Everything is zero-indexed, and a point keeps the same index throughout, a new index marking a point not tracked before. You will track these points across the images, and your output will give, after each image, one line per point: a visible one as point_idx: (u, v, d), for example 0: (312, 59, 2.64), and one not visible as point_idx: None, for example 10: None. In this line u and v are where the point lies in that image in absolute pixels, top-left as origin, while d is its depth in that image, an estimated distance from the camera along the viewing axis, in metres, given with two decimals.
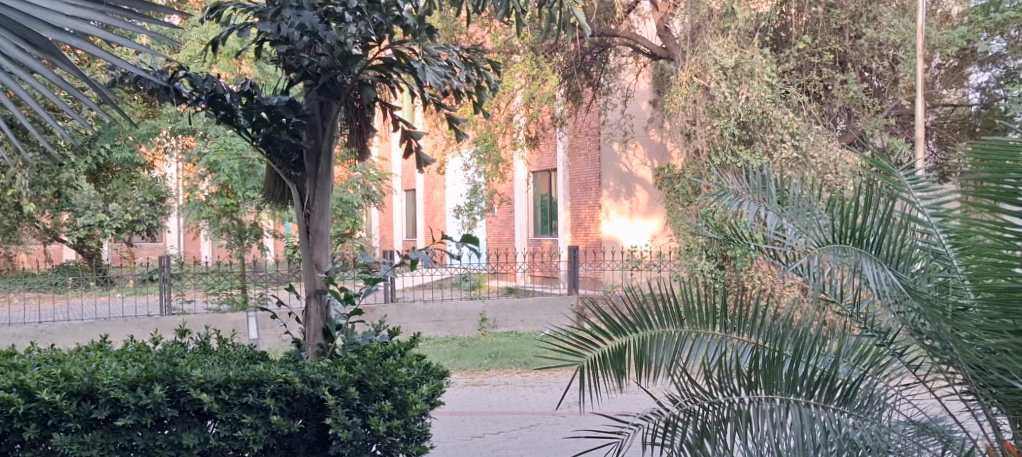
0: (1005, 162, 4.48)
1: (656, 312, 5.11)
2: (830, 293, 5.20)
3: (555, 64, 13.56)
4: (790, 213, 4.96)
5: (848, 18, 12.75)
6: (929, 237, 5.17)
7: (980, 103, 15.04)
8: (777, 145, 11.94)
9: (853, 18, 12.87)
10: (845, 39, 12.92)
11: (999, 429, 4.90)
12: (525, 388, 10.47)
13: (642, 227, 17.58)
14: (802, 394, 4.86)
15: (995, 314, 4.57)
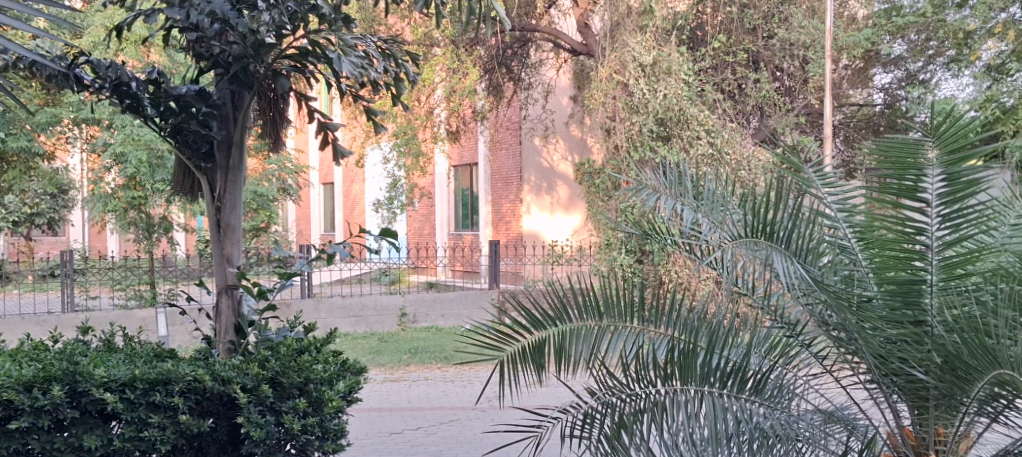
0: (906, 160, 4.79)
1: (576, 306, 5.15)
2: (742, 287, 5.31)
3: (476, 58, 13.43)
4: (704, 208, 5.05)
5: (760, 19, 13.22)
6: (835, 231, 5.27)
7: (883, 103, 15.47)
8: (693, 142, 12.01)
9: (765, 18, 13.33)
10: (758, 39, 13.32)
11: (899, 416, 5.10)
12: (445, 384, 10.44)
13: (563, 221, 17.77)
14: (716, 384, 4.94)
15: (897, 305, 4.91)
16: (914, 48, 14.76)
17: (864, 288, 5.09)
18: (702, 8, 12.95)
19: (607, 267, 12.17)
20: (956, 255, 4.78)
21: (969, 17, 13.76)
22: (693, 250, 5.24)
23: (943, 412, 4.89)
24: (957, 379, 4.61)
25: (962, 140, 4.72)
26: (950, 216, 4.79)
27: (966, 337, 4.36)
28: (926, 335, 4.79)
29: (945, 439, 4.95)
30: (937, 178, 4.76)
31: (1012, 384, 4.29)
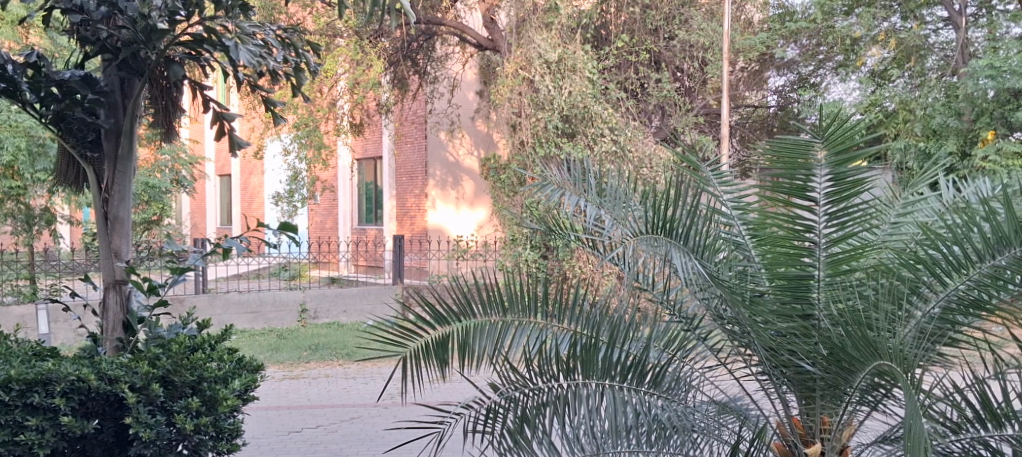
0: (797, 161, 4.76)
1: (480, 301, 5.06)
2: (643, 282, 5.37)
3: (381, 50, 13.31)
4: (607, 205, 5.07)
5: (661, 20, 13.55)
6: (730, 228, 5.25)
7: (777, 105, 16.10)
8: (596, 139, 12.12)
9: (666, 19, 13.66)
10: (660, 40, 13.64)
11: (788, 406, 5.24)
12: (346, 381, 10.31)
13: (468, 216, 17.51)
14: (616, 377, 5.03)
15: (787, 300, 4.98)
16: (806, 52, 15.49)
17: (757, 282, 5.13)
18: (607, 7, 13.17)
19: (512, 262, 12.23)
20: (842, 251, 4.83)
21: (855, 24, 14.35)
22: (596, 246, 5.22)
23: (828, 402, 5.07)
24: (840, 371, 4.80)
25: (849, 140, 4.69)
26: (836, 214, 4.83)
27: (849, 330, 4.50)
28: (813, 327, 4.91)
29: (830, 428, 5.13)
30: (824, 178, 4.77)
31: (892, 375, 4.41)
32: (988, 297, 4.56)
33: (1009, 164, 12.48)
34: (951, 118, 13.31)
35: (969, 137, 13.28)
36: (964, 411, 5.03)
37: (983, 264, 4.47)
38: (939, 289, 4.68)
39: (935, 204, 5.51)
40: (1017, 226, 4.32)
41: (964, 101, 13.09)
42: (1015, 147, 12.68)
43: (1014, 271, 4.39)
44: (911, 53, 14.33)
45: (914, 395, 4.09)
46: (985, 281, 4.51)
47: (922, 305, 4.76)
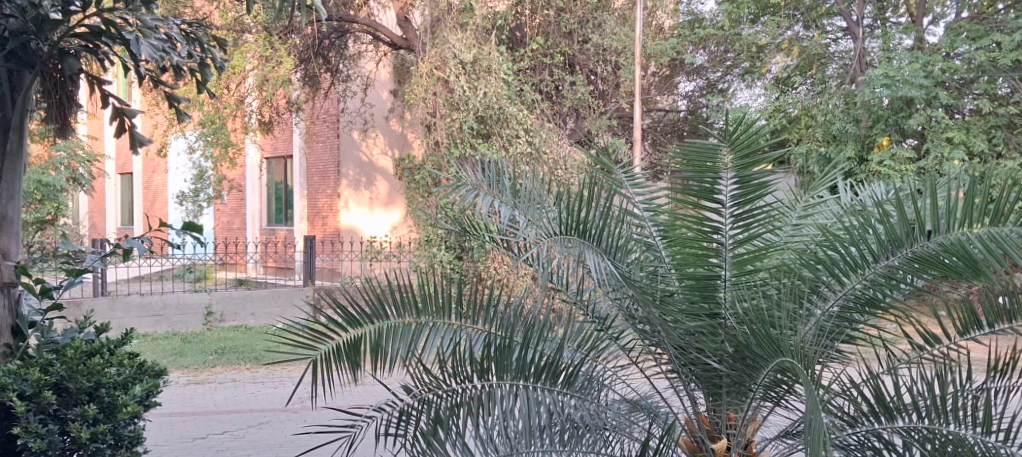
0: (705, 163, 4.67)
1: (393, 301, 4.91)
2: (557, 283, 5.36)
3: (290, 47, 13.15)
4: (522, 205, 5.01)
5: (576, 23, 13.69)
6: (643, 230, 5.19)
7: (687, 110, 16.66)
8: (512, 140, 12.13)
9: (580, 23, 13.82)
10: (573, 43, 13.84)
11: (695, 402, 5.17)
12: (254, 385, 10.07)
13: (382, 217, 17.21)
14: (529, 378, 4.90)
15: (695, 299, 4.94)
16: (713, 59, 15.90)
17: (667, 282, 5.06)
18: (522, 10, 13.24)
19: (427, 263, 12.13)
20: (747, 252, 4.81)
21: (760, 33, 15.01)
22: (509, 246, 5.22)
23: (733, 398, 5.02)
24: (745, 367, 4.72)
25: (754, 145, 4.59)
26: (742, 215, 4.77)
27: (753, 328, 4.41)
28: (720, 326, 4.84)
29: (736, 423, 5.08)
30: (730, 182, 4.69)
31: (793, 371, 4.31)
32: (883, 296, 4.60)
33: (902, 169, 13.12)
34: (849, 124, 13.74)
35: (866, 142, 13.84)
36: (859, 405, 4.88)
37: (877, 264, 4.50)
38: (837, 288, 4.70)
39: (834, 206, 5.64)
40: (907, 227, 4.34)
41: (861, 107, 13.61)
42: (909, 153, 13.33)
43: (906, 271, 4.42)
44: (812, 61, 14.80)
45: (814, 391, 4.01)
46: (879, 280, 4.55)
47: (821, 304, 4.75)
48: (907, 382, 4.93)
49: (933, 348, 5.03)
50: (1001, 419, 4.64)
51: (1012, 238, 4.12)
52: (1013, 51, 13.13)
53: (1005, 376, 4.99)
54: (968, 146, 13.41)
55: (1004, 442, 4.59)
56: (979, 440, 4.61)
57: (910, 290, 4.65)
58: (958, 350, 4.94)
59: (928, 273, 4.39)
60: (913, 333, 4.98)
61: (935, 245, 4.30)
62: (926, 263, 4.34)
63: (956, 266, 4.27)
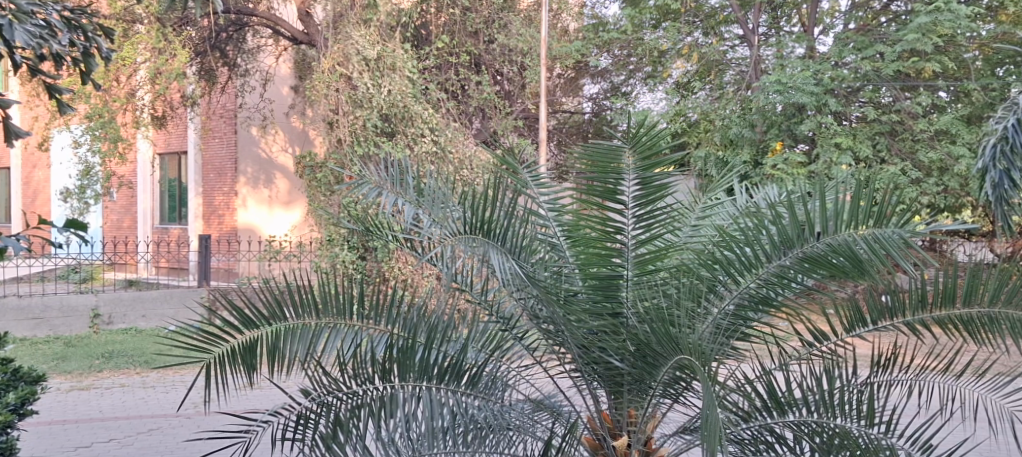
0: (608, 165, 4.65)
1: (291, 302, 4.70)
2: (462, 283, 5.24)
3: (184, 39, 12.87)
4: (426, 204, 4.83)
5: (481, 23, 13.78)
6: (547, 230, 5.09)
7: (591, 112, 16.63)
8: (417, 139, 12.05)
9: (486, 23, 13.89)
10: (480, 43, 13.85)
11: (598, 401, 5.05)
12: (143, 391, 9.68)
13: (282, 217, 17.04)
14: (433, 378, 4.74)
15: (598, 298, 4.85)
16: (617, 62, 15.98)
17: (571, 283, 4.96)
18: (428, 7, 13.28)
19: (330, 263, 11.91)
20: (649, 252, 4.74)
21: (661, 38, 15.39)
22: (414, 245, 5.12)
23: (634, 396, 4.89)
24: (646, 366, 4.64)
25: (656, 146, 4.60)
26: (643, 217, 4.71)
27: (653, 326, 4.33)
28: (622, 325, 4.76)
29: (636, 420, 4.95)
30: (632, 183, 4.66)
31: (691, 369, 4.25)
32: (775, 294, 4.59)
33: (794, 173, 13.54)
34: (745, 129, 14.10)
35: (761, 146, 14.30)
36: (752, 401, 4.79)
37: (770, 264, 4.48)
38: (733, 288, 4.64)
39: (731, 208, 5.63)
40: (798, 228, 4.37)
41: (756, 113, 14.04)
42: (800, 157, 13.75)
43: (797, 271, 4.43)
44: (711, 67, 15.36)
45: (711, 387, 3.92)
46: (772, 280, 4.53)
47: (718, 302, 4.69)
48: (797, 377, 4.88)
49: (821, 346, 5.02)
50: (884, 412, 4.72)
51: (894, 239, 4.22)
52: (894, 62, 13.73)
53: (885, 370, 5.03)
54: (854, 152, 13.77)
55: (886, 433, 4.66)
56: (863, 432, 4.65)
57: (802, 289, 4.62)
58: (844, 347, 4.96)
59: (818, 273, 4.41)
60: (804, 330, 4.97)
61: (824, 246, 4.34)
62: (815, 264, 4.37)
63: (844, 266, 4.32)
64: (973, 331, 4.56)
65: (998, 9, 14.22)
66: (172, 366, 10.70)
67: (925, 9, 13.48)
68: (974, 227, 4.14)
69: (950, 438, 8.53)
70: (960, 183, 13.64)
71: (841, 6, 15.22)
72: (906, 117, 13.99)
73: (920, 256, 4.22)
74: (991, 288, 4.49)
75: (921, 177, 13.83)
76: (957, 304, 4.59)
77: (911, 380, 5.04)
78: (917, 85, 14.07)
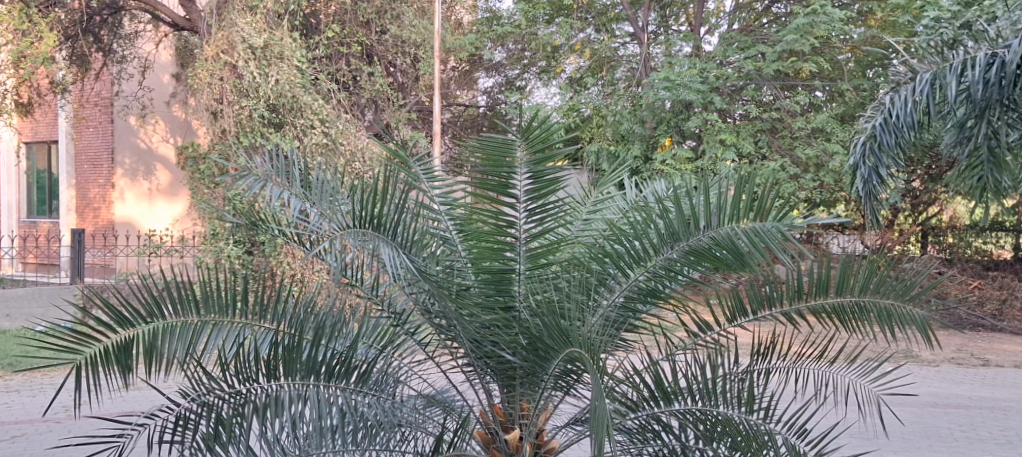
0: (503, 159, 4.56)
1: (171, 299, 4.49)
2: (351, 278, 5.09)
3: (53, 21, 12.29)
4: (315, 197, 4.70)
5: (373, 13, 13.48)
6: (438, 224, 4.99)
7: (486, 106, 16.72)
8: (307, 130, 11.80)
9: (378, 13, 13.62)
10: (372, 33, 13.61)
11: (490, 395, 4.99)
12: (7, 395, 9.24)
13: (163, 210, 16.31)
14: (321, 375, 4.61)
15: (490, 293, 4.81)
16: (511, 57, 16.16)
17: (463, 277, 4.90)
18: None
19: (213, 257, 11.58)
20: (541, 246, 4.72)
21: (555, 33, 15.59)
22: (302, 239, 5.00)
23: (527, 389, 4.85)
24: (537, 359, 4.63)
25: (549, 140, 4.53)
26: (535, 211, 4.67)
27: (545, 319, 4.31)
28: (514, 319, 4.74)
29: (528, 413, 4.92)
30: (524, 176, 4.59)
31: (581, 361, 4.26)
32: (663, 286, 4.64)
33: (681, 169, 13.75)
34: (635, 125, 14.28)
35: (650, 143, 14.49)
36: (640, 392, 4.81)
37: (658, 257, 4.53)
38: (622, 281, 4.68)
39: (621, 203, 5.61)
40: (684, 222, 4.41)
41: (647, 109, 14.23)
42: (687, 153, 14.00)
43: (683, 263, 4.49)
44: (603, 64, 15.52)
45: (600, 379, 3.93)
46: (660, 272, 4.58)
47: (608, 295, 4.71)
48: (682, 365, 4.88)
49: (705, 336, 5.00)
50: (762, 399, 4.79)
51: (773, 233, 4.27)
52: (775, 62, 14.14)
53: (765, 358, 5.07)
54: (737, 148, 14.19)
55: (765, 420, 4.75)
56: (744, 419, 4.71)
57: (688, 280, 4.64)
58: (728, 337, 5.01)
59: (703, 265, 4.48)
60: (689, 321, 4.97)
61: (708, 239, 4.39)
62: (700, 257, 4.43)
63: (725, 258, 4.37)
64: (844, 320, 4.68)
65: (868, 14, 14.86)
66: (39, 367, 10.24)
67: (804, 11, 13.98)
68: (847, 219, 4.23)
69: (822, 426, 8.77)
70: (835, 179, 14.06)
71: (725, 6, 15.62)
72: (786, 114, 14.38)
73: (796, 248, 4.30)
74: (861, 278, 4.62)
75: (799, 173, 14.24)
76: (830, 292, 4.67)
77: (787, 368, 5.10)
78: (796, 85, 14.55)
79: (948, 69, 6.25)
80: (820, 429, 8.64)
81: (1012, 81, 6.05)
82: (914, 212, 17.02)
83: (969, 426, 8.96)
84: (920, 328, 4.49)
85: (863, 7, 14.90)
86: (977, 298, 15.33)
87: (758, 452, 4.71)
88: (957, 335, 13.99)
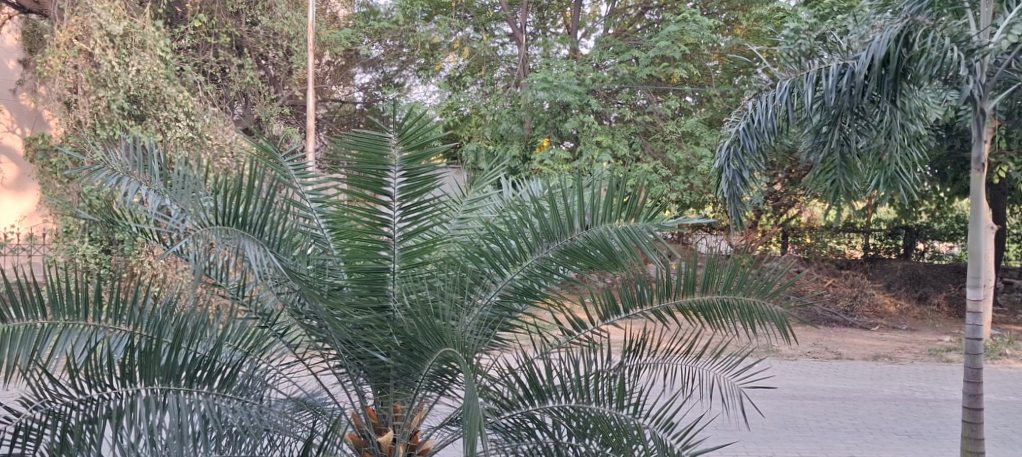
0: (376, 156, 4.49)
1: (15, 303, 4.23)
2: (216, 278, 4.91)
3: None
4: (174, 193, 4.51)
5: (244, 4, 13.23)
6: (309, 222, 4.86)
7: (361, 101, 16.32)
8: (171, 123, 11.33)
9: (249, 4, 13.39)
10: (241, 24, 13.32)
11: (362, 397, 4.89)
12: None
13: (9, 206, 15.64)
14: (182, 381, 4.41)
15: (363, 292, 4.71)
16: (388, 53, 15.85)
17: (335, 276, 4.79)
18: None
19: (66, 257, 11.00)
20: (415, 245, 4.64)
21: (433, 32, 15.39)
22: (162, 237, 4.80)
23: (401, 390, 4.77)
24: (411, 359, 4.55)
25: (424, 138, 4.48)
26: (410, 209, 4.59)
27: (419, 320, 4.23)
28: (388, 319, 4.65)
29: (402, 415, 4.85)
30: (398, 175, 4.52)
31: (455, 361, 4.21)
32: (539, 286, 4.63)
33: (558, 169, 13.86)
34: (514, 125, 14.31)
35: (528, 143, 14.53)
36: (514, 391, 4.79)
37: (533, 257, 4.53)
38: (498, 280, 4.66)
39: (497, 202, 5.57)
40: (559, 221, 4.42)
41: (525, 110, 14.26)
42: (565, 154, 14.11)
43: (557, 263, 4.50)
44: (482, 63, 15.62)
45: (474, 378, 3.88)
46: (534, 272, 4.57)
47: (482, 294, 4.67)
48: (556, 364, 4.88)
49: (578, 334, 5.02)
50: (633, 395, 4.83)
51: (644, 234, 4.34)
52: (648, 67, 14.47)
53: (637, 355, 5.12)
54: (613, 150, 14.37)
55: (635, 414, 4.79)
56: (614, 415, 4.74)
57: (561, 280, 4.65)
58: (600, 334, 5.03)
59: (577, 265, 4.50)
60: (563, 319, 4.97)
61: (582, 239, 4.41)
62: (574, 256, 4.45)
63: (598, 258, 4.41)
64: (710, 317, 4.77)
65: (734, 23, 15.44)
66: None
67: (675, 19, 14.40)
68: (714, 218, 4.31)
69: (688, 420, 8.97)
70: (703, 182, 14.43)
71: (601, 11, 15.88)
72: (658, 118, 14.66)
73: (666, 248, 4.37)
74: (725, 276, 4.72)
75: (669, 175, 14.56)
76: (696, 290, 4.77)
77: (658, 364, 5.15)
78: (668, 90, 14.78)
79: (804, 78, 6.45)
80: (685, 421, 8.94)
81: (858, 92, 6.15)
82: (776, 214, 17.36)
83: (822, 416, 9.31)
84: (779, 325, 4.62)
85: (729, 16, 15.38)
86: (831, 295, 16.03)
87: (628, 449, 4.73)
88: (814, 330, 14.56)
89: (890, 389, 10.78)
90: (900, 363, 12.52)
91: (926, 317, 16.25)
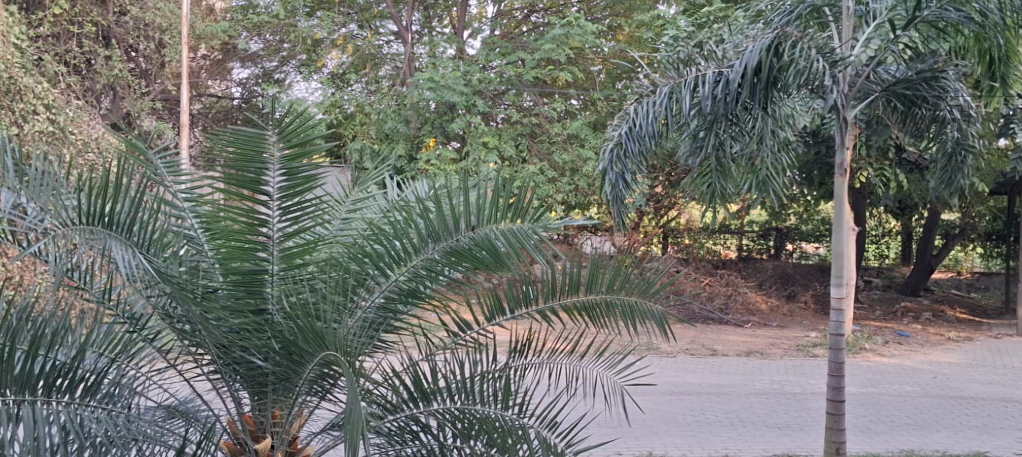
0: (251, 155, 4.32)
1: None
2: (80, 280, 4.66)
3: None
4: (29, 190, 4.20)
5: None
6: (182, 222, 4.66)
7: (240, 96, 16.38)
8: (29, 116, 10.59)
9: None
10: (108, 14, 12.81)
11: (238, 403, 4.72)
12: None
13: None
14: (39, 391, 4.16)
15: (240, 295, 4.54)
16: (268, 47, 15.77)
17: (210, 279, 4.60)
18: None
19: None
20: (296, 246, 4.48)
21: (316, 27, 14.87)
22: (19, 237, 4.51)
23: (280, 395, 4.63)
24: (290, 363, 4.42)
25: (303, 135, 4.33)
26: (289, 208, 4.44)
27: (299, 322, 4.10)
28: (266, 323, 4.50)
29: (280, 421, 4.71)
30: (277, 173, 4.35)
31: (337, 364, 4.10)
32: (424, 287, 4.57)
33: (445, 168, 13.79)
34: (399, 124, 14.13)
35: (415, 142, 14.39)
36: (398, 393, 4.70)
37: (418, 257, 4.45)
38: (383, 281, 4.57)
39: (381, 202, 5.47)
40: (445, 220, 4.35)
41: (411, 110, 14.12)
42: (451, 154, 14.03)
43: (443, 264, 4.43)
44: (366, 61, 15.28)
45: (355, 381, 3.77)
46: (420, 272, 4.49)
47: (366, 296, 4.58)
48: (441, 365, 4.82)
49: (465, 335, 4.97)
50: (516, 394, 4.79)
51: (530, 234, 4.29)
52: (534, 69, 14.57)
53: (522, 355, 5.10)
54: (499, 151, 14.36)
55: (520, 415, 4.75)
56: (500, 416, 4.70)
57: (447, 281, 4.58)
58: (485, 335, 4.97)
59: (462, 266, 4.43)
60: (448, 321, 4.91)
61: (469, 240, 4.35)
62: (461, 257, 4.38)
63: (484, 258, 4.35)
64: (595, 316, 4.78)
65: (617, 29, 15.82)
66: None
67: (561, 23, 14.44)
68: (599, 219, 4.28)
69: (572, 418, 9.02)
70: (588, 183, 14.53)
71: (488, 12, 15.89)
72: (543, 120, 14.77)
73: (551, 248, 4.33)
74: (610, 275, 4.74)
75: (555, 177, 14.62)
76: (582, 290, 4.77)
77: (543, 364, 5.13)
78: (553, 92, 14.96)
79: (684, 84, 6.50)
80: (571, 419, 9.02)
81: (733, 98, 6.26)
82: (656, 215, 17.69)
83: (698, 411, 9.50)
84: (660, 323, 4.66)
85: (612, 22, 15.68)
86: (707, 294, 16.28)
87: (513, 449, 4.68)
88: (691, 328, 14.88)
89: (763, 384, 11.08)
90: (770, 358, 12.90)
91: (794, 314, 16.81)
